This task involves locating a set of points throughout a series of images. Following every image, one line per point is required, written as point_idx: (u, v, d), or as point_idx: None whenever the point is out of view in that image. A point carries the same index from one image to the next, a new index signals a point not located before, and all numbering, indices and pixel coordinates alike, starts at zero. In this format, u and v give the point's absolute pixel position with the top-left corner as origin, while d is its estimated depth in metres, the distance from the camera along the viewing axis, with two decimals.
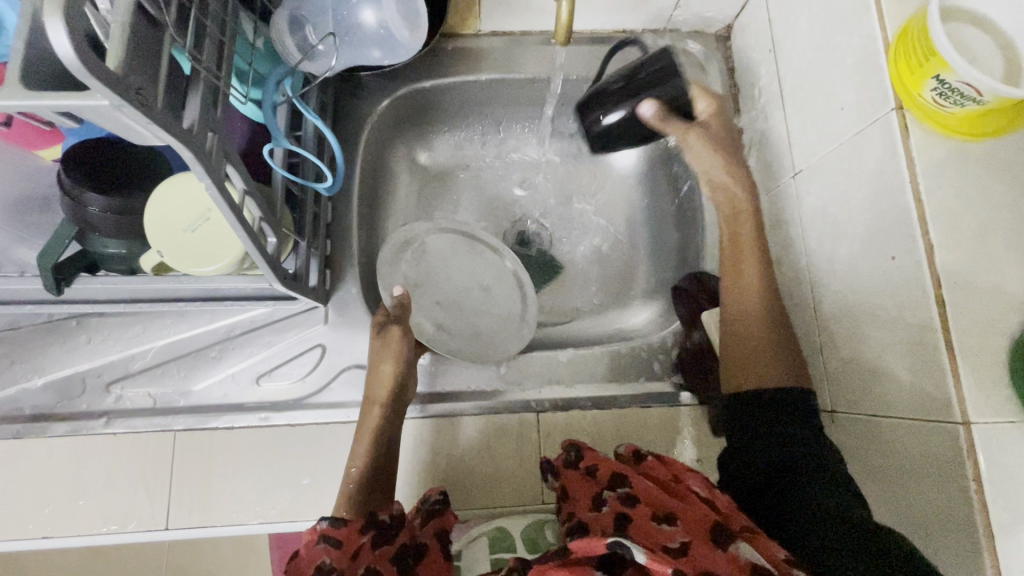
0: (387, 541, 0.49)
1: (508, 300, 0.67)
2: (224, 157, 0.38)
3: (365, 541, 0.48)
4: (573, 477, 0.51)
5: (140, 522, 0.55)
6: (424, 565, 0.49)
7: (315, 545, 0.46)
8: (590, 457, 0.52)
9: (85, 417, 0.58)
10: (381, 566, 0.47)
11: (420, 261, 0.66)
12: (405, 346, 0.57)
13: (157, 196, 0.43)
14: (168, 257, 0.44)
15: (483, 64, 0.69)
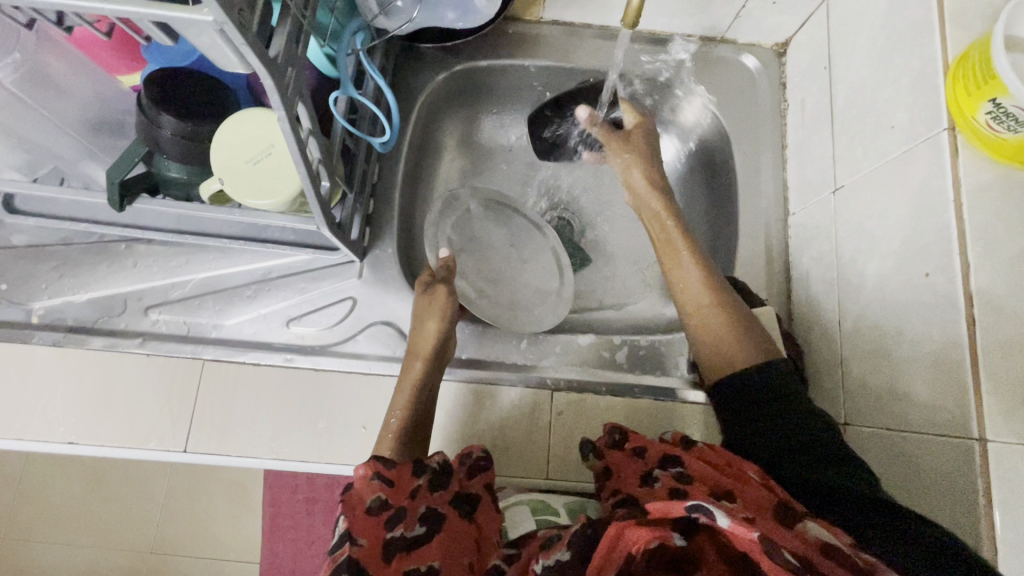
0: (441, 486, 0.51)
1: (545, 278, 0.71)
2: (298, 94, 0.40)
3: (420, 484, 0.50)
4: (618, 456, 0.52)
5: (159, 441, 0.57)
6: (479, 514, 0.51)
7: (369, 480, 0.48)
8: (635, 439, 0.52)
9: (122, 335, 0.60)
10: (439, 507, 0.49)
11: (463, 229, 0.70)
12: (450, 302, 0.59)
13: (227, 126, 0.46)
14: (228, 185, 0.47)
15: (540, 51, 0.71)
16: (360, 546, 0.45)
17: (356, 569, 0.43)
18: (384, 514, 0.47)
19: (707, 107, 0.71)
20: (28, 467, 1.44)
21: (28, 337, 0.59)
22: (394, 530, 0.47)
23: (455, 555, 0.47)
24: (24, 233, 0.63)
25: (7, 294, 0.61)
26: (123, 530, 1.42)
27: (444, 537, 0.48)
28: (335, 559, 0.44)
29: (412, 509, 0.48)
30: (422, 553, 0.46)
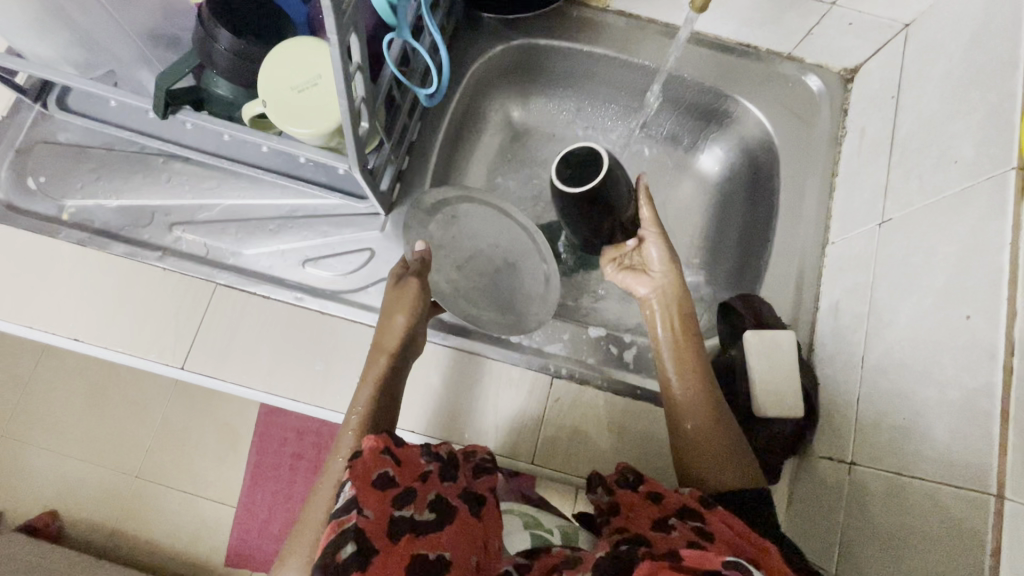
0: (449, 477, 0.49)
1: (533, 281, 0.64)
2: (353, 23, 0.40)
3: (430, 468, 0.48)
4: (630, 496, 0.48)
5: (159, 354, 0.58)
6: (486, 512, 0.49)
7: (379, 455, 0.46)
8: (651, 483, 0.49)
9: (143, 245, 0.61)
10: (450, 499, 0.47)
11: (449, 228, 0.64)
12: (417, 299, 0.55)
13: (280, 51, 0.46)
14: (271, 110, 0.46)
15: (601, 38, 0.70)
16: (366, 517, 0.41)
17: (361, 540, 0.40)
18: (393, 490, 0.44)
19: (761, 122, 0.69)
20: (37, 371, 1.48)
21: (55, 232, 0.61)
22: (404, 509, 0.44)
23: (465, 549, 0.44)
24: (70, 132, 0.64)
25: (43, 187, 0.62)
26: (113, 449, 1.45)
27: (453, 529, 0.45)
28: (340, 524, 0.41)
29: (421, 493, 0.46)
30: (432, 541, 0.43)
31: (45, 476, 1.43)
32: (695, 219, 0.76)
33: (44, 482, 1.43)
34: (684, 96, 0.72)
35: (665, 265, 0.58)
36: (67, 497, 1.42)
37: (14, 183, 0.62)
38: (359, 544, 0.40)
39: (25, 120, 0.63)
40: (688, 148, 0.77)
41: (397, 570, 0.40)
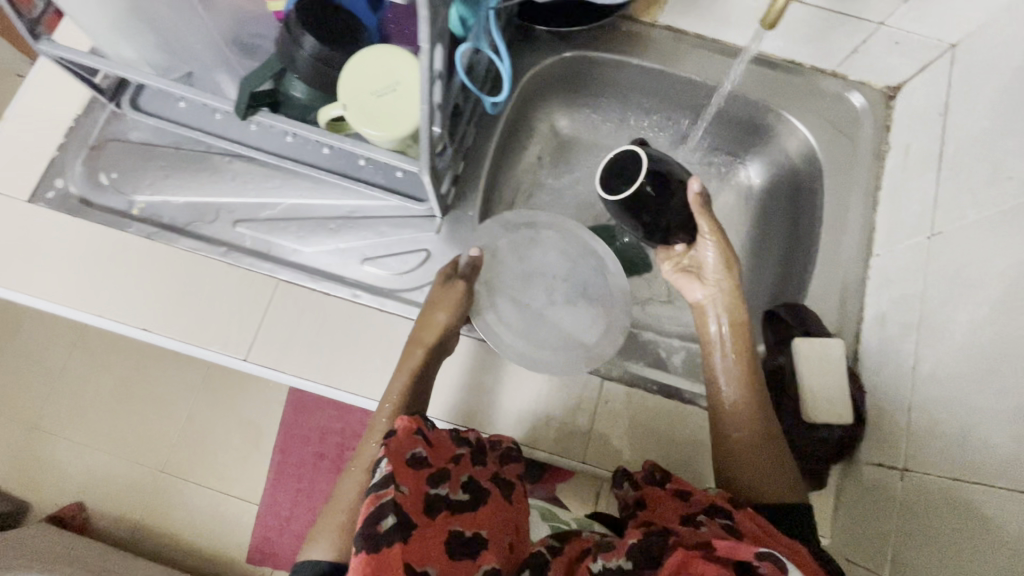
0: (480, 462, 0.53)
1: (591, 321, 0.63)
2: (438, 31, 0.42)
3: (461, 452, 0.52)
4: (657, 492, 0.52)
5: (224, 346, 0.60)
6: (516, 497, 0.53)
7: (413, 435, 0.50)
8: (678, 481, 0.52)
9: (209, 241, 0.63)
10: (481, 480, 0.51)
11: (519, 249, 0.66)
12: (460, 301, 0.59)
13: (360, 58, 0.49)
14: (349, 113, 0.49)
15: (648, 51, 0.72)
16: (403, 493, 0.46)
17: (401, 513, 0.44)
18: (426, 470, 0.49)
19: (805, 136, 0.71)
20: (68, 366, 1.51)
21: (126, 226, 0.63)
22: (440, 488, 0.48)
23: (501, 530, 0.49)
24: (141, 131, 0.67)
25: (115, 183, 0.65)
26: (140, 443, 1.47)
27: (487, 508, 0.49)
28: (378, 498, 0.45)
29: (455, 473, 0.51)
30: (468, 519, 0.48)
31: (72, 469, 1.45)
32: (736, 230, 0.78)
33: (71, 475, 1.44)
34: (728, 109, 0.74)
35: (720, 274, 0.61)
36: (92, 491, 1.44)
37: (87, 178, 0.64)
38: (400, 516, 0.44)
39: (97, 118, 0.66)
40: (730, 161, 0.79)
41: (435, 542, 0.45)
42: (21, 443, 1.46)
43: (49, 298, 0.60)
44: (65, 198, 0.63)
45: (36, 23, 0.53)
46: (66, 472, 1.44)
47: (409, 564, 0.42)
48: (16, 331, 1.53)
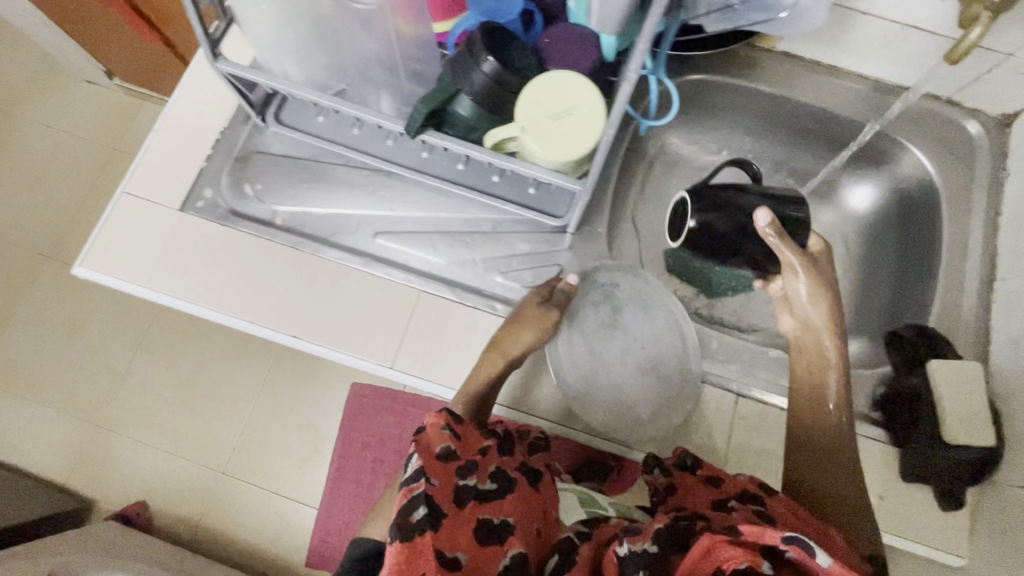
0: (506, 453, 0.59)
1: (659, 384, 0.66)
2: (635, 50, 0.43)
3: (489, 445, 0.59)
4: (689, 479, 0.56)
5: (372, 354, 0.62)
6: (542, 485, 0.59)
7: (440, 431, 0.56)
8: (710, 470, 0.57)
9: (352, 251, 0.66)
10: (508, 470, 0.57)
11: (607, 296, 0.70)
12: (548, 328, 0.64)
13: (537, 80, 0.50)
14: (528, 135, 0.51)
15: (765, 76, 0.74)
16: (433, 485, 0.52)
17: (431, 503, 0.50)
18: (454, 463, 0.55)
19: (919, 163, 0.73)
20: (131, 366, 1.52)
21: (272, 236, 0.65)
22: (469, 479, 0.55)
23: (527, 516, 0.54)
24: (281, 144, 0.69)
25: (259, 193, 0.67)
26: (202, 444, 1.49)
27: (514, 497, 0.55)
28: (411, 491, 0.50)
29: (482, 465, 0.56)
30: (494, 508, 0.53)
31: (133, 467, 1.46)
32: (841, 251, 0.81)
33: (134, 474, 1.46)
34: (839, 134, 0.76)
35: (818, 304, 0.65)
36: (156, 490, 1.46)
37: (232, 189, 0.67)
38: (429, 505, 0.50)
39: (240, 131, 0.68)
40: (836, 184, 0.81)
41: (465, 528, 0.51)
42: (83, 441, 1.46)
43: (204, 304, 0.63)
44: (214, 207, 0.66)
45: (213, 41, 0.55)
46: (131, 471, 1.46)
47: (441, 551, 0.47)
48: (78, 330, 1.53)
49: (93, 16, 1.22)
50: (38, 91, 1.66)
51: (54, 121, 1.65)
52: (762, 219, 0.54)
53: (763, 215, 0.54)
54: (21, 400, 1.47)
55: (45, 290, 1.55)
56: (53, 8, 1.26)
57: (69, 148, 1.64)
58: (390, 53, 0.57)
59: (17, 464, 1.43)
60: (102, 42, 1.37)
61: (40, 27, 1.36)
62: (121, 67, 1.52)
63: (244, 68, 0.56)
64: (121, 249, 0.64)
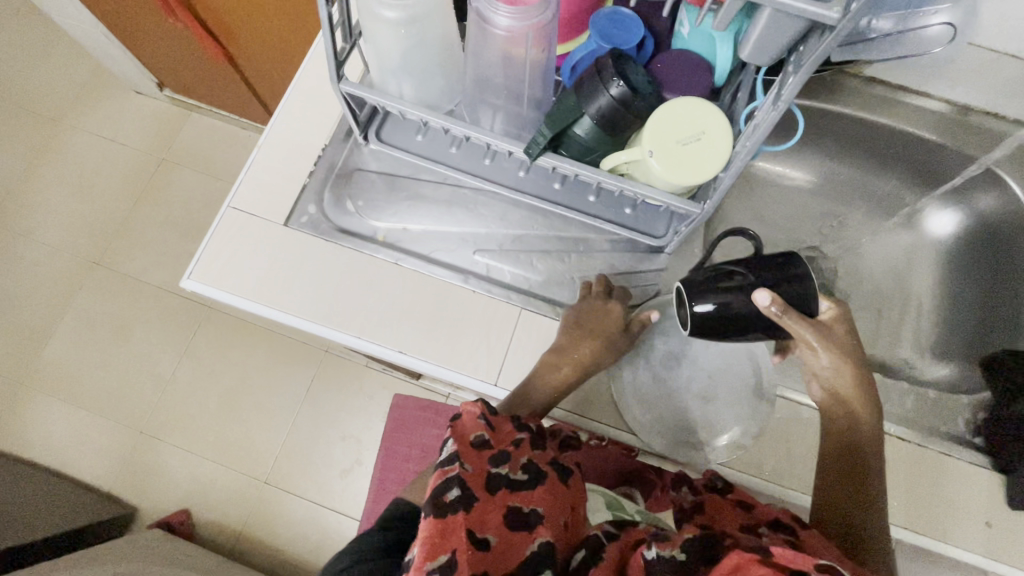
0: (541, 446, 0.52)
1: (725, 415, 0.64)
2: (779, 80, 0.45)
3: (524, 437, 0.52)
4: (719, 500, 0.53)
5: (476, 371, 0.64)
6: (577, 481, 0.52)
7: (477, 419, 0.51)
8: (742, 494, 0.54)
9: (454, 269, 0.67)
10: (542, 464, 0.50)
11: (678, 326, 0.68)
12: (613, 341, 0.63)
13: (668, 108, 0.52)
14: (657, 159, 0.52)
15: (855, 102, 0.75)
16: (466, 470, 0.46)
17: (465, 486, 0.44)
18: (489, 450, 0.48)
19: (1008, 191, 0.75)
20: (176, 373, 1.49)
21: (375, 252, 0.67)
22: (501, 467, 0.48)
23: (556, 509, 0.47)
24: (377, 160, 0.70)
25: (361, 210, 0.68)
26: (241, 454, 1.44)
27: (547, 487, 0.48)
28: (446, 472, 0.45)
29: (516, 455, 0.50)
30: (526, 497, 0.46)
31: (176, 476, 1.43)
32: (923, 275, 0.84)
33: (177, 482, 1.42)
34: (925, 160, 0.78)
35: (838, 363, 0.55)
36: (198, 495, 1.42)
37: (335, 205, 0.68)
38: (464, 488, 0.44)
39: (342, 149, 0.70)
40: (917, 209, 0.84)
41: (495, 516, 0.44)
42: (127, 448, 1.43)
43: (310, 318, 0.64)
44: (318, 222, 0.67)
45: (339, 63, 0.57)
46: (172, 481, 1.42)
47: (471, 530, 0.42)
48: (123, 336, 1.50)
49: (158, 29, 1.23)
50: (89, 101, 1.68)
51: (103, 130, 1.66)
52: (761, 300, 0.50)
53: (764, 296, 0.50)
54: (66, 404, 1.45)
55: (89, 297, 1.53)
56: (114, 23, 1.28)
57: (118, 156, 1.64)
58: (525, 72, 0.55)
59: (58, 470, 1.41)
60: (159, 53, 1.38)
61: (100, 39, 1.38)
62: (172, 79, 1.52)
63: (366, 90, 0.58)
64: (228, 261, 0.65)
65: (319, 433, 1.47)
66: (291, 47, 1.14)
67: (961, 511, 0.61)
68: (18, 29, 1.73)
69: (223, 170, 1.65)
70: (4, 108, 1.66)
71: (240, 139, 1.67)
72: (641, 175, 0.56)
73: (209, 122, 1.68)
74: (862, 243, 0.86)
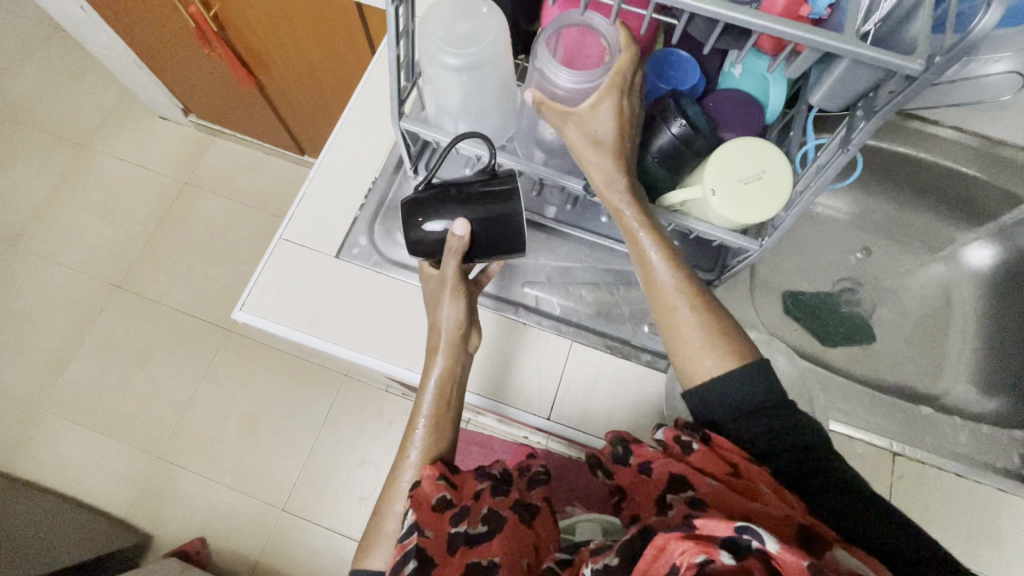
0: (502, 491, 0.53)
1: None
2: (849, 124, 0.46)
3: (482, 487, 0.52)
4: (627, 476, 0.50)
5: (529, 404, 0.64)
6: (537, 520, 0.52)
7: (435, 480, 0.52)
8: (638, 454, 0.50)
9: (505, 301, 0.68)
10: (501, 510, 0.50)
11: None
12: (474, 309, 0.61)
13: (729, 148, 0.52)
14: (718, 199, 0.52)
15: (894, 136, 0.77)
16: (427, 537, 0.48)
17: (422, 555, 0.46)
18: (449, 511, 0.50)
19: None
20: (195, 396, 1.46)
21: None
22: (459, 526, 0.49)
23: (515, 552, 0.47)
24: None
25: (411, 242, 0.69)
26: (259, 479, 1.40)
27: (505, 534, 0.48)
28: (403, 546, 0.47)
29: (475, 509, 0.50)
30: (483, 548, 0.47)
31: (194, 503, 1.38)
32: (964, 304, 0.84)
33: (196, 510, 1.38)
34: (962, 192, 0.80)
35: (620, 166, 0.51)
36: (216, 524, 1.37)
37: (386, 237, 0.69)
38: (421, 559, 0.46)
39: (392, 182, 0.71)
40: (954, 241, 0.86)
41: None
42: (146, 475, 1.40)
43: (361, 350, 0.64)
44: (369, 253, 0.68)
45: (401, 101, 0.58)
46: (189, 508, 1.38)
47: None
48: (144, 359, 1.49)
49: (191, 59, 1.26)
50: (115, 127, 1.71)
51: (129, 155, 1.68)
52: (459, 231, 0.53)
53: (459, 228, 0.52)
54: (86, 429, 1.43)
55: (111, 320, 1.53)
56: (148, 54, 1.31)
57: (142, 181, 1.66)
58: None
59: (76, 497, 1.38)
60: (188, 82, 1.41)
61: (131, 68, 1.41)
62: (200, 106, 1.55)
63: (426, 127, 0.60)
64: (278, 295, 0.66)
65: (336, 460, 1.42)
66: (324, 76, 1.15)
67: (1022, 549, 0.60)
68: (47, 58, 1.77)
69: (244, 193, 1.66)
70: (30, 133, 1.69)
71: (263, 163, 1.70)
72: (698, 213, 0.56)
73: (234, 148, 1.70)
74: (898, 273, 0.87)
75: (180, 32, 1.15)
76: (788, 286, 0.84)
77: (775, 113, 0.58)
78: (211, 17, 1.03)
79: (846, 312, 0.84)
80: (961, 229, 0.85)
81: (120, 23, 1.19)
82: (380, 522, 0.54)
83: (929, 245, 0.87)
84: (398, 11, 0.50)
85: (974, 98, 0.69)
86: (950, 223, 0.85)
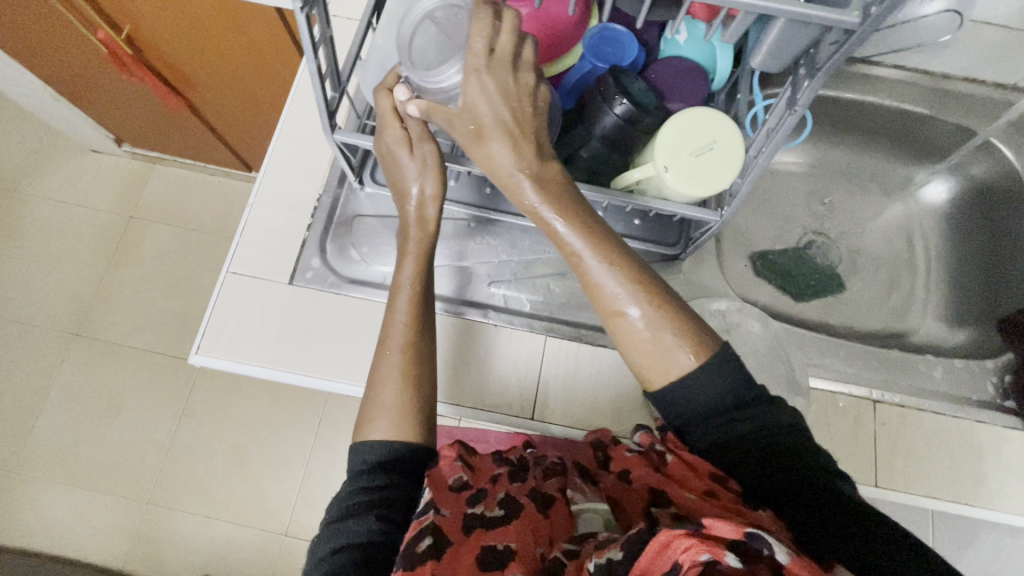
0: (519, 480, 0.51)
1: None
2: (797, 81, 0.44)
3: (500, 473, 0.52)
4: (608, 481, 0.51)
5: (511, 407, 0.63)
6: (554, 510, 0.48)
7: (455, 461, 0.50)
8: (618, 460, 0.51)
9: (471, 305, 0.66)
10: (518, 496, 0.48)
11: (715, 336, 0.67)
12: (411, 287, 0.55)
13: (679, 120, 0.51)
14: (671, 174, 0.50)
15: (842, 83, 0.77)
16: (443, 515, 0.45)
17: (438, 533, 0.43)
18: (466, 492, 0.48)
19: (995, 154, 0.78)
20: (176, 436, 1.42)
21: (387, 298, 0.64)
22: (475, 507, 0.47)
23: (530, 542, 0.44)
24: (374, 204, 0.68)
25: (366, 257, 0.66)
26: (257, 508, 1.37)
27: (521, 521, 0.46)
28: (419, 522, 0.43)
29: (491, 493, 0.49)
30: (499, 534, 0.45)
31: (192, 543, 1.35)
32: (928, 241, 0.86)
33: (195, 549, 1.34)
34: (912, 130, 0.81)
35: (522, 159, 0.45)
36: (218, 561, 1.34)
37: (339, 255, 0.66)
38: (437, 537, 0.42)
39: (338, 196, 0.68)
40: (913, 182, 0.87)
41: (467, 561, 0.43)
42: (136, 522, 1.36)
43: (328, 376, 0.62)
44: (324, 275, 0.65)
45: (331, 113, 0.54)
46: (188, 548, 1.34)
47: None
48: (116, 406, 1.43)
49: (112, 87, 1.19)
50: (44, 167, 1.61)
51: (64, 194, 1.59)
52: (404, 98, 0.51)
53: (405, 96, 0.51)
54: (65, 485, 1.38)
55: (75, 370, 1.46)
56: (63, 87, 1.22)
57: (83, 220, 1.57)
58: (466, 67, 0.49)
59: (67, 556, 1.34)
60: (115, 111, 1.33)
61: (51, 104, 1.32)
62: (133, 134, 1.47)
63: (362, 137, 0.56)
64: (235, 331, 0.62)
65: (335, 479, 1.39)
66: (257, 87, 1.10)
67: (1006, 478, 0.62)
68: None
69: (194, 219, 1.59)
70: None
71: (209, 185, 1.62)
72: (653, 191, 0.54)
73: (176, 173, 1.62)
74: (862, 217, 0.87)
75: (93, 59, 1.07)
76: (758, 247, 0.84)
77: (720, 79, 0.56)
78: (125, 40, 0.96)
79: (816, 264, 0.84)
80: (915, 169, 0.86)
81: (27, 57, 1.10)
82: (373, 396, 0.50)
83: (889, 188, 0.88)
84: (310, 17, 0.46)
85: (917, 42, 0.69)
86: (904, 164, 0.86)
